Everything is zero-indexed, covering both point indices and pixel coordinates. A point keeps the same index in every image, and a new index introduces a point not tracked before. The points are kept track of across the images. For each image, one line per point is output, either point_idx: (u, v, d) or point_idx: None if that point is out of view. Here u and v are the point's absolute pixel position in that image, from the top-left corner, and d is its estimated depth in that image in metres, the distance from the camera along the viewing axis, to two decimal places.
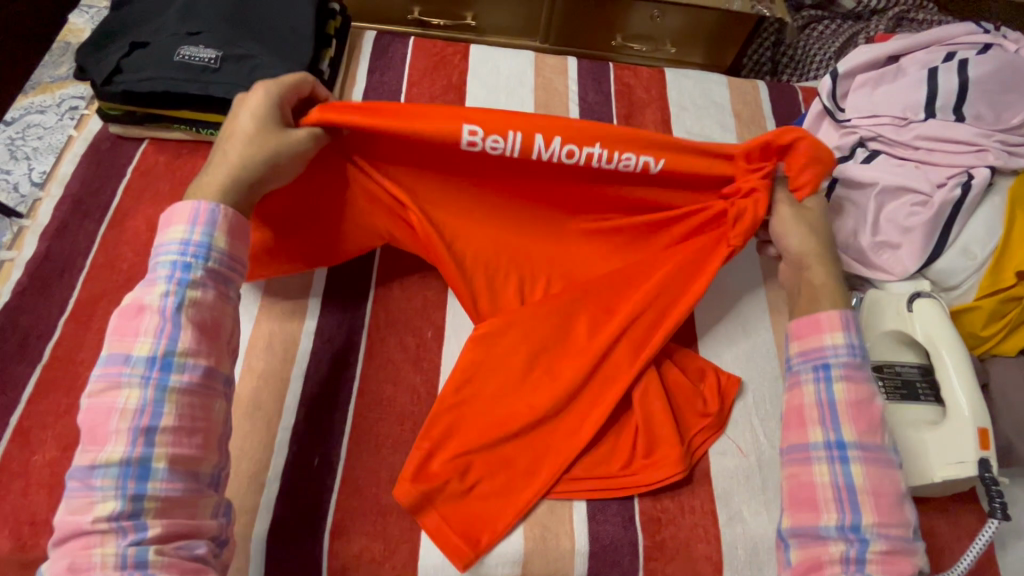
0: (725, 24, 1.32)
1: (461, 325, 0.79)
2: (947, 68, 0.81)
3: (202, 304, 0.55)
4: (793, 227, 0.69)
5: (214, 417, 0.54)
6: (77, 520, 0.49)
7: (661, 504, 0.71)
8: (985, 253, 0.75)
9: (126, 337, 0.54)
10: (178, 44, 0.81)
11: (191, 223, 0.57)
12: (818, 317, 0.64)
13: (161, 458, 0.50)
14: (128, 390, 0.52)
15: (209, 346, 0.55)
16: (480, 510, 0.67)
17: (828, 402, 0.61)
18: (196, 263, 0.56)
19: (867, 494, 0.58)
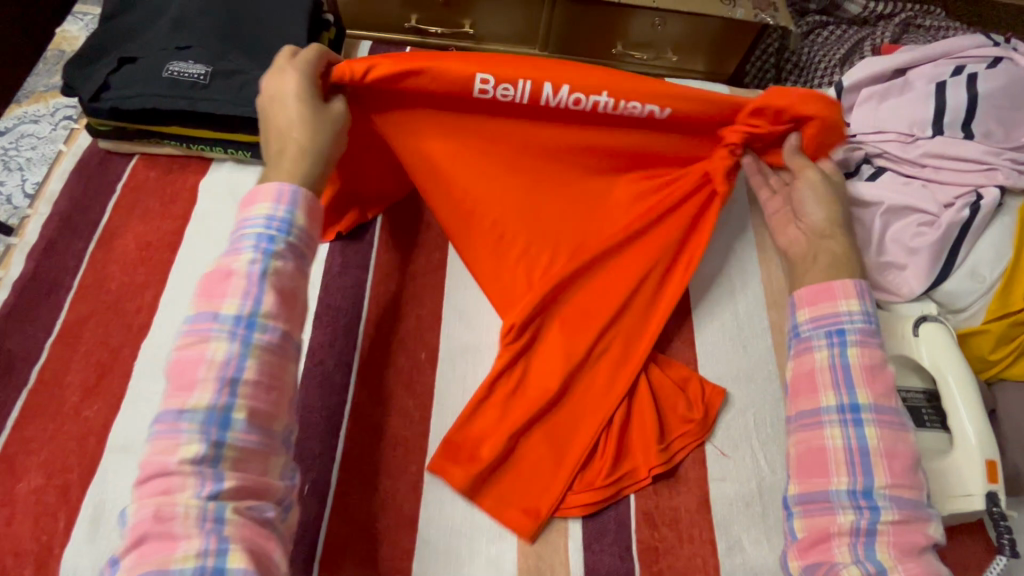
0: (727, 31, 1.29)
1: (456, 346, 0.78)
2: (955, 83, 0.79)
3: (284, 274, 0.55)
4: (812, 195, 0.71)
5: (288, 379, 0.54)
6: (163, 461, 0.48)
7: (659, 532, 0.70)
8: (993, 276, 0.73)
9: (214, 298, 0.53)
10: (167, 60, 0.80)
11: (276, 201, 0.56)
12: (832, 285, 0.65)
13: (242, 411, 0.50)
14: (216, 343, 0.51)
15: (289, 312, 0.54)
16: (514, 487, 0.69)
17: (842, 364, 0.62)
18: (280, 236, 0.55)
19: (880, 457, 0.58)
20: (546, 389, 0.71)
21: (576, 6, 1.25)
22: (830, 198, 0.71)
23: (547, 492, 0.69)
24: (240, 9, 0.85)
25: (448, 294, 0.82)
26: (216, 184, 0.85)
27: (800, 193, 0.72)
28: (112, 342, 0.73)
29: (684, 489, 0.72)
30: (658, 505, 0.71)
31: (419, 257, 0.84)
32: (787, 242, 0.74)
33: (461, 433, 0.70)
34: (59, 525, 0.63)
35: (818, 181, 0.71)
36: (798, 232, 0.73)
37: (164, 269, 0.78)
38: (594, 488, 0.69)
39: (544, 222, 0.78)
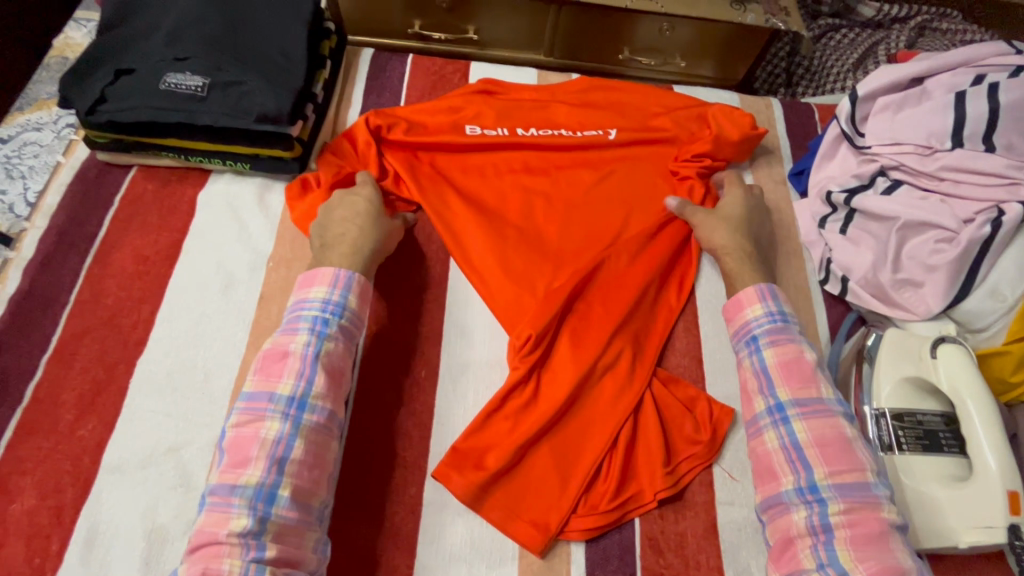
0: (737, 37, 1.26)
1: (456, 362, 0.76)
2: (975, 93, 0.76)
3: (334, 354, 0.65)
4: (705, 225, 0.80)
5: (330, 456, 0.62)
6: (214, 532, 0.55)
7: (665, 560, 0.67)
8: (1016, 295, 0.70)
9: (271, 377, 0.62)
10: (164, 71, 0.79)
11: (332, 286, 0.68)
12: (737, 297, 0.72)
13: (287, 488, 0.57)
14: (270, 423, 0.59)
15: (335, 392, 0.64)
16: (519, 503, 0.67)
17: (759, 367, 0.67)
18: (333, 319, 0.66)
19: (813, 448, 0.62)
20: (556, 401, 0.71)
21: (581, 12, 1.23)
22: (720, 221, 0.80)
23: (552, 512, 0.67)
24: (239, 18, 0.84)
25: (450, 308, 0.80)
26: (215, 197, 0.84)
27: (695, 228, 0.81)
28: (107, 359, 0.72)
29: (691, 513, 0.69)
30: (663, 530, 0.68)
31: (419, 271, 0.83)
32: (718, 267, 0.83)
33: (469, 444, 0.70)
34: (51, 549, 0.61)
35: (704, 212, 0.81)
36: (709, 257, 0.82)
37: (161, 283, 0.77)
38: (596, 513, 0.67)
39: (546, 238, 0.83)
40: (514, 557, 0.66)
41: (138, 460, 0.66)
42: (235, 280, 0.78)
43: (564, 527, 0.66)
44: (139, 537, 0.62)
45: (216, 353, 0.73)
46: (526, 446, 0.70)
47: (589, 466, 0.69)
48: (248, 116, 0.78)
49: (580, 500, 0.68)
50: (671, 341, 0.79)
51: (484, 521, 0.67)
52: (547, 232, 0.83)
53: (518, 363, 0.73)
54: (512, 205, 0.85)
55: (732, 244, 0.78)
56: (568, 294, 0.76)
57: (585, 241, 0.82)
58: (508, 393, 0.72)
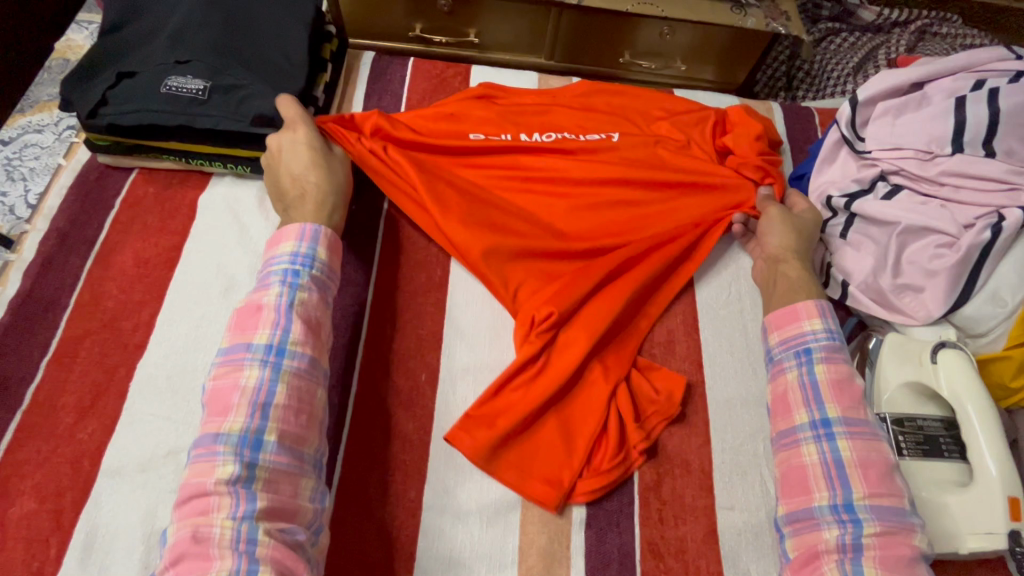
0: (738, 41, 1.26)
1: (456, 366, 0.76)
2: (975, 98, 0.76)
3: (309, 304, 0.65)
4: (775, 227, 0.79)
5: (316, 405, 0.62)
6: (202, 482, 0.54)
7: (665, 565, 0.67)
8: (1016, 300, 0.70)
9: (247, 330, 0.62)
10: (166, 74, 0.79)
11: (300, 238, 0.67)
12: (795, 307, 0.71)
13: (273, 433, 0.57)
14: (249, 370, 0.59)
15: (313, 340, 0.63)
16: (531, 464, 0.69)
17: (811, 382, 0.66)
18: (304, 270, 0.66)
19: (854, 467, 0.61)
20: (570, 372, 0.72)
21: (582, 16, 1.24)
22: (788, 228, 0.79)
23: (560, 472, 0.69)
24: (240, 21, 0.84)
25: (450, 312, 0.80)
26: (216, 200, 0.84)
27: (763, 228, 0.80)
28: (107, 362, 0.72)
29: (691, 518, 0.69)
30: (663, 535, 0.68)
31: (419, 274, 0.83)
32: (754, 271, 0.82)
33: (481, 409, 0.71)
34: (50, 552, 0.61)
35: (780, 216, 0.80)
36: (761, 261, 0.81)
37: (162, 285, 0.77)
38: (599, 473, 0.69)
39: (554, 216, 0.84)
40: (514, 561, 0.65)
41: (138, 464, 0.66)
42: (236, 283, 0.78)
43: (572, 488, 0.68)
44: (139, 541, 0.62)
45: (216, 356, 0.73)
46: (536, 413, 0.71)
47: (597, 429, 0.71)
48: (249, 119, 0.78)
49: (588, 461, 0.70)
50: (671, 345, 0.80)
51: (483, 526, 0.67)
52: (555, 210, 0.85)
53: (533, 337, 0.74)
54: (519, 194, 0.86)
55: (799, 254, 0.77)
56: (585, 275, 0.78)
57: (594, 219, 0.84)
58: (523, 364, 0.73)
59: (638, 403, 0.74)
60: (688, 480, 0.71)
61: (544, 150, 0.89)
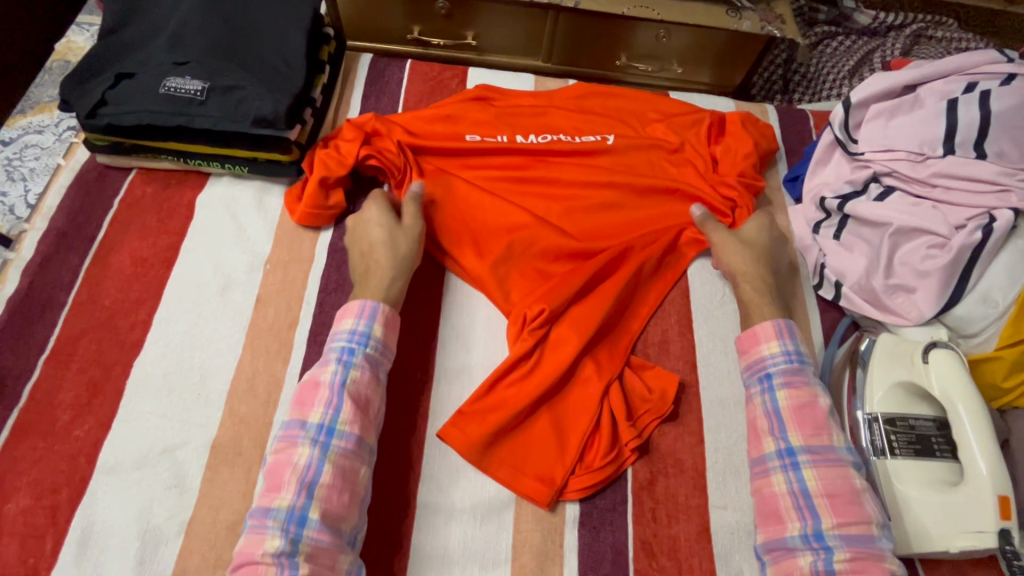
0: (734, 44, 1.27)
1: (452, 366, 0.77)
2: (967, 101, 0.77)
3: (361, 382, 0.66)
4: (725, 251, 0.80)
5: (360, 482, 0.62)
6: (250, 552, 0.56)
7: (657, 563, 0.67)
8: (1007, 301, 0.71)
9: (305, 406, 0.64)
10: (164, 75, 0.80)
11: (358, 316, 0.69)
12: (754, 330, 0.73)
13: (317, 510, 0.58)
14: (301, 448, 0.61)
15: (363, 419, 0.64)
16: (523, 461, 0.70)
17: (773, 410, 0.67)
18: (359, 348, 0.68)
19: (821, 497, 0.62)
20: (561, 369, 0.73)
21: (579, 19, 1.24)
22: (737, 248, 0.80)
23: (553, 469, 0.69)
24: (239, 23, 0.85)
25: (446, 312, 0.81)
26: (213, 200, 0.85)
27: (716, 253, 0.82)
28: (104, 360, 0.72)
29: (684, 516, 0.69)
30: (656, 534, 0.68)
31: (415, 275, 0.83)
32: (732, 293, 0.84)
33: (474, 407, 0.72)
34: (45, 548, 0.62)
35: (726, 236, 0.81)
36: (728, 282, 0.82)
37: (159, 285, 0.78)
38: (591, 470, 0.69)
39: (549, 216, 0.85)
40: (507, 559, 0.66)
41: (133, 461, 0.66)
42: (233, 283, 0.79)
43: (565, 485, 0.69)
44: (134, 537, 0.62)
45: (213, 355, 0.73)
46: (528, 409, 0.72)
47: (589, 426, 0.71)
48: (246, 120, 0.79)
49: (580, 458, 0.70)
50: (665, 344, 0.80)
51: (476, 524, 0.67)
52: (551, 208, 0.85)
53: (525, 335, 0.75)
54: (516, 192, 0.87)
55: (747, 274, 0.78)
56: (577, 275, 0.79)
57: (586, 220, 0.85)
58: (516, 361, 0.74)
59: (629, 401, 0.75)
60: (681, 480, 0.71)
61: (539, 151, 0.89)
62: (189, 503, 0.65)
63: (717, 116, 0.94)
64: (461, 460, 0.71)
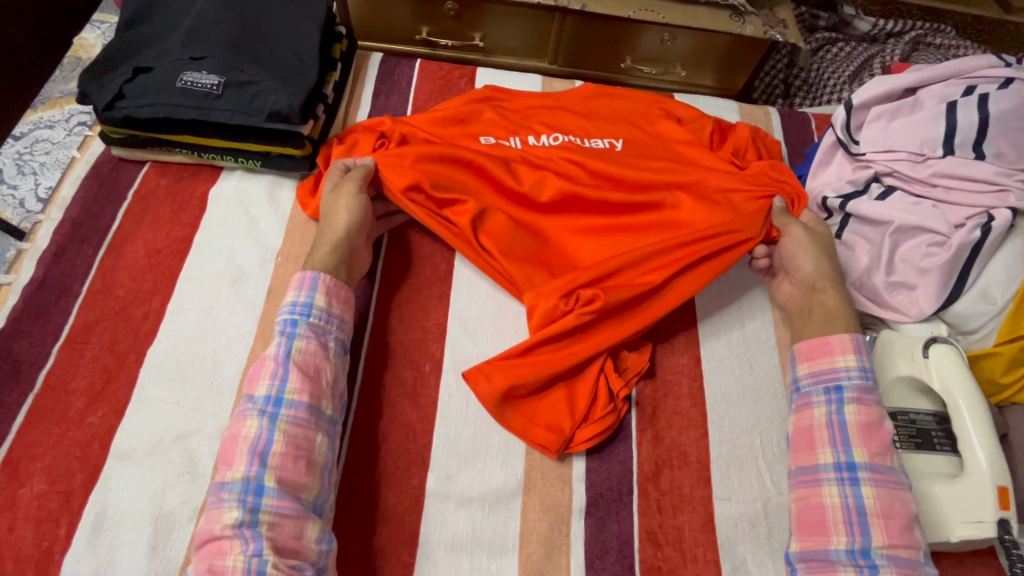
0: (736, 49, 1.29)
1: (461, 357, 0.78)
2: (966, 104, 0.79)
3: (307, 351, 0.67)
4: (803, 253, 0.78)
5: (316, 449, 0.63)
6: (212, 528, 0.58)
7: (663, 553, 0.68)
8: (1006, 297, 0.73)
9: (253, 380, 0.66)
10: (181, 70, 0.81)
11: (299, 288, 0.71)
12: (829, 340, 0.71)
13: (272, 479, 0.59)
14: (250, 421, 0.63)
15: (312, 387, 0.65)
16: (537, 414, 0.73)
17: (838, 422, 0.67)
18: (303, 319, 0.69)
19: (876, 516, 0.62)
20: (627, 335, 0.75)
21: (585, 21, 1.27)
22: (816, 251, 0.77)
23: (562, 421, 0.72)
24: (253, 20, 0.86)
25: (454, 304, 0.82)
26: (226, 193, 0.86)
27: (792, 251, 0.78)
28: (118, 348, 0.73)
29: (688, 508, 0.70)
30: (661, 524, 0.69)
31: (425, 268, 0.85)
32: (783, 297, 0.81)
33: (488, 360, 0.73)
34: (60, 532, 0.62)
35: (803, 238, 0.78)
36: (793, 287, 0.80)
37: (172, 275, 0.79)
38: (596, 420, 0.72)
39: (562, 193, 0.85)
40: (515, 548, 0.67)
41: (146, 447, 0.67)
42: (245, 275, 0.80)
43: (572, 437, 0.72)
44: (147, 523, 0.63)
45: (224, 344, 0.74)
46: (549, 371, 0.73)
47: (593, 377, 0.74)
48: (261, 114, 0.81)
49: (587, 413, 0.73)
50: (671, 338, 0.81)
51: (484, 513, 0.68)
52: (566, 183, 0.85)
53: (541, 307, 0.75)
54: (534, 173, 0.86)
55: (833, 279, 0.76)
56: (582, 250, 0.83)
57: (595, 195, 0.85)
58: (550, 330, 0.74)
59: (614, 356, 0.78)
60: (685, 472, 0.72)
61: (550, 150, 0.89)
62: (202, 490, 0.66)
63: (716, 122, 0.95)
64: (469, 450, 0.72)
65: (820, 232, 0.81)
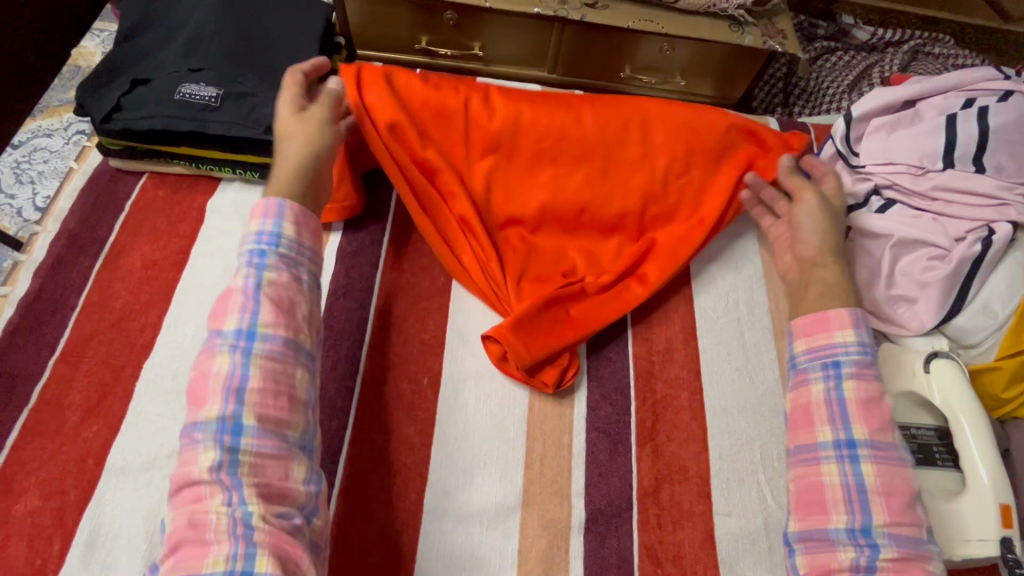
0: (735, 58, 1.29)
1: (460, 370, 0.77)
2: (965, 116, 0.79)
3: (279, 284, 0.61)
4: (807, 222, 0.77)
5: (296, 386, 0.58)
6: (188, 471, 0.53)
7: (663, 569, 0.67)
8: (1007, 312, 0.72)
9: (219, 316, 0.60)
10: (179, 81, 0.81)
11: (264, 217, 0.64)
12: (826, 315, 0.68)
13: (250, 418, 0.55)
14: (220, 358, 0.57)
15: (287, 321, 0.60)
16: (545, 363, 0.76)
17: (838, 399, 0.64)
18: (270, 250, 0.62)
19: (877, 494, 0.60)
20: (616, 315, 0.80)
21: (584, 32, 1.27)
22: (825, 220, 0.76)
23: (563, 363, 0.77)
24: (253, 33, 0.86)
25: (453, 317, 0.82)
26: (224, 205, 0.86)
27: (801, 217, 0.77)
28: (114, 361, 0.73)
29: (689, 524, 0.70)
30: (661, 540, 0.69)
31: (424, 280, 0.85)
32: (785, 267, 0.80)
33: (514, 318, 0.75)
34: (53, 550, 0.62)
35: (813, 206, 0.77)
36: (793, 259, 0.78)
37: (169, 287, 0.78)
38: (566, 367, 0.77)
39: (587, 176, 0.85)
40: (514, 564, 0.66)
41: (142, 462, 0.67)
42: None
43: (562, 376, 0.77)
44: (142, 540, 0.62)
45: None
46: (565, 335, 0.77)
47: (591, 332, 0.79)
48: (259, 126, 0.80)
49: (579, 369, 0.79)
50: (671, 352, 0.81)
51: (483, 529, 0.68)
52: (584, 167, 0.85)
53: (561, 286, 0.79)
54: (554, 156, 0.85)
55: (834, 256, 0.74)
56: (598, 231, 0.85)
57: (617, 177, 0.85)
58: (558, 296, 0.78)
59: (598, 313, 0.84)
60: (685, 486, 0.72)
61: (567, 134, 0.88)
62: None
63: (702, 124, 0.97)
64: (467, 465, 0.71)
65: (833, 205, 0.79)
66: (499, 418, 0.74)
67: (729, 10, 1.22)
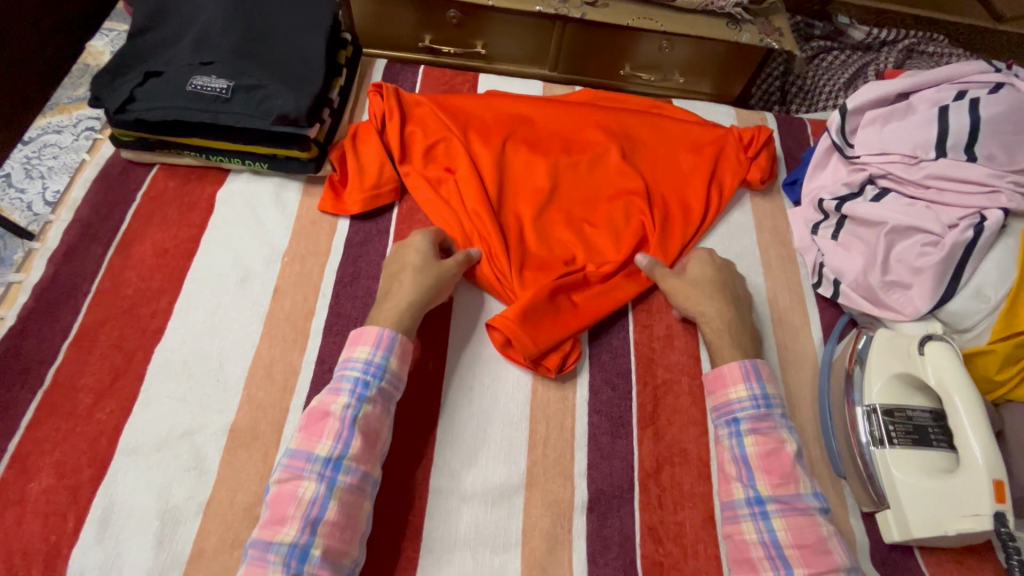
0: (734, 56, 1.31)
1: (463, 355, 0.79)
2: (958, 107, 0.80)
3: (372, 416, 0.66)
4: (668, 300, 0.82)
5: (362, 518, 0.62)
6: None
7: (665, 548, 0.69)
8: (999, 296, 0.74)
9: (313, 437, 0.64)
10: (191, 74, 0.83)
11: (374, 346, 0.69)
12: (721, 372, 0.74)
13: (318, 547, 0.58)
14: (308, 482, 0.61)
15: (369, 454, 0.64)
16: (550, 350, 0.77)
17: (741, 456, 0.69)
18: (374, 381, 0.67)
19: (791, 547, 0.63)
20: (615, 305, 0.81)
21: (585, 30, 1.29)
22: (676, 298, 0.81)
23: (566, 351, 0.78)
24: (262, 29, 0.89)
25: (457, 304, 0.83)
26: (233, 195, 0.88)
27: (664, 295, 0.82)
28: (126, 346, 0.74)
29: (689, 504, 0.71)
30: (663, 520, 0.70)
31: None
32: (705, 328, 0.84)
33: (517, 307, 0.76)
34: (67, 525, 0.63)
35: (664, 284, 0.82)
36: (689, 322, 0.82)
37: (180, 274, 0.80)
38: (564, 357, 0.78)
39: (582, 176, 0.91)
40: (518, 543, 0.68)
41: (154, 442, 0.68)
42: (252, 274, 0.81)
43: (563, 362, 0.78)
44: (154, 517, 0.64)
45: (232, 342, 0.75)
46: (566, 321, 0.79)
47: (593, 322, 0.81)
48: (269, 117, 0.82)
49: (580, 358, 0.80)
50: (671, 337, 0.83)
51: (486, 509, 0.69)
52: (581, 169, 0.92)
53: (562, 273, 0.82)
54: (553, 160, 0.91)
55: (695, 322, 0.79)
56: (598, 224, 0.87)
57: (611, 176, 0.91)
58: (560, 286, 0.80)
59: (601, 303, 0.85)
60: (686, 468, 0.73)
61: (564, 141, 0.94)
62: (208, 485, 0.66)
63: (698, 121, 1.00)
64: (471, 448, 0.72)
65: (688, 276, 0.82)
66: (502, 402, 0.76)
67: (727, 9, 1.24)
